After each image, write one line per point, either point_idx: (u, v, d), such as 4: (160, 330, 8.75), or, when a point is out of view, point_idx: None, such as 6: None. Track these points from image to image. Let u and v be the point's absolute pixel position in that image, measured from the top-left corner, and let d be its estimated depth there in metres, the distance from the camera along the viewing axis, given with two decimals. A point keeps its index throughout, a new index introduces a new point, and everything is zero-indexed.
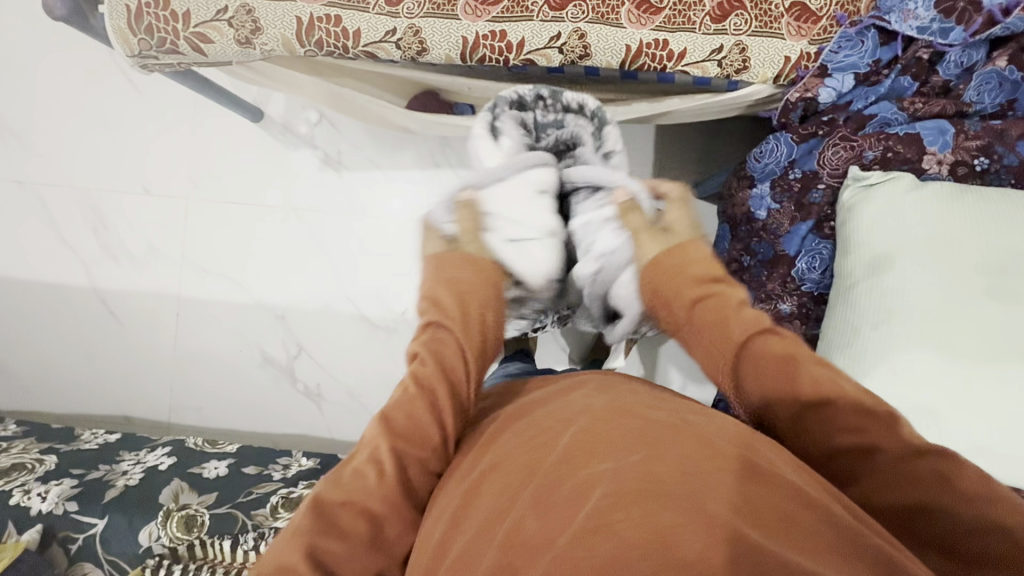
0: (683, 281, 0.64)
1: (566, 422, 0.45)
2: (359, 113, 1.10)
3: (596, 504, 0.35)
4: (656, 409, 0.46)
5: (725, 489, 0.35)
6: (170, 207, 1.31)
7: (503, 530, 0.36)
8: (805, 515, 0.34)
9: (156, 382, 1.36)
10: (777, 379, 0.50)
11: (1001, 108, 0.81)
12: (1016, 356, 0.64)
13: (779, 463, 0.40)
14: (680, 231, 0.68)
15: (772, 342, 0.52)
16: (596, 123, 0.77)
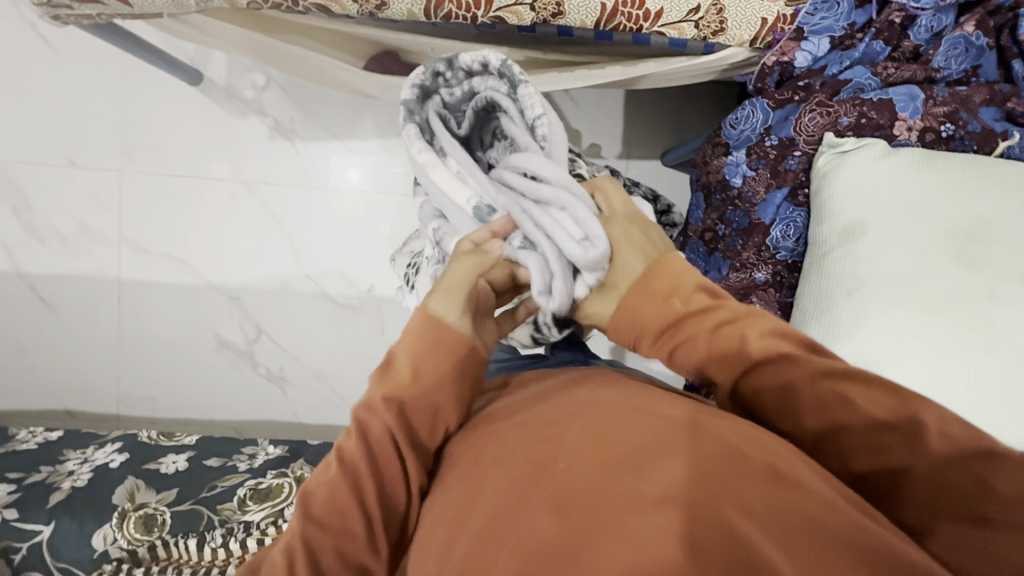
0: (647, 321, 0.49)
1: (578, 411, 0.40)
2: (310, 73, 1.02)
3: (615, 509, 0.31)
4: (673, 402, 0.41)
5: (747, 492, 0.31)
6: (103, 181, 1.21)
7: (505, 537, 0.33)
8: (822, 517, 0.30)
9: (100, 371, 1.28)
10: (775, 400, 0.44)
11: (965, 73, 0.81)
12: (980, 322, 0.66)
13: (795, 459, 0.36)
14: (623, 270, 0.51)
15: (765, 371, 0.44)
16: (507, 79, 0.57)
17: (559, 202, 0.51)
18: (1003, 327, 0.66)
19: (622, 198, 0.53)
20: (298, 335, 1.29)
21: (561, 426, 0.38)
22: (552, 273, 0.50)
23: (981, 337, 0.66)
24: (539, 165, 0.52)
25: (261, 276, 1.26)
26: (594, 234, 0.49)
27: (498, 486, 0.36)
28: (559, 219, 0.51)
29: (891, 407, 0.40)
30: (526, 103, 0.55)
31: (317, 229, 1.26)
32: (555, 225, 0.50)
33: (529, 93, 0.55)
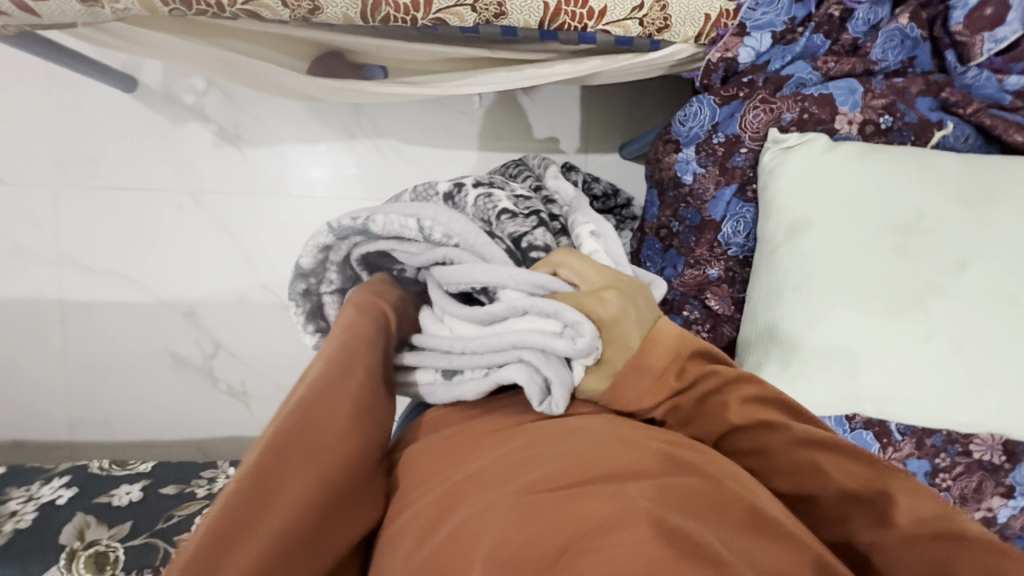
0: (642, 402, 0.47)
1: (561, 433, 0.41)
2: (250, 79, 0.97)
3: (595, 522, 0.31)
4: (644, 428, 0.41)
5: (724, 531, 0.32)
6: (35, 198, 1.13)
7: (482, 539, 0.32)
8: (794, 567, 0.31)
9: (48, 398, 1.22)
10: (750, 464, 0.46)
11: (902, 65, 0.83)
12: (920, 313, 0.68)
13: (768, 496, 0.37)
14: (621, 348, 0.46)
15: (741, 435, 0.46)
16: (355, 227, 0.52)
17: (519, 312, 0.46)
18: (942, 316, 0.68)
19: (592, 265, 0.47)
20: (259, 348, 1.25)
21: (543, 443, 0.39)
22: (547, 377, 0.45)
23: (921, 326, 0.68)
24: (472, 276, 0.48)
25: (215, 290, 1.21)
26: (572, 321, 0.44)
27: (476, 502, 0.36)
28: (526, 324, 0.46)
29: (861, 478, 0.41)
30: (394, 223, 0.51)
31: (272, 238, 1.21)
32: (522, 335, 0.45)
33: (387, 220, 0.51)
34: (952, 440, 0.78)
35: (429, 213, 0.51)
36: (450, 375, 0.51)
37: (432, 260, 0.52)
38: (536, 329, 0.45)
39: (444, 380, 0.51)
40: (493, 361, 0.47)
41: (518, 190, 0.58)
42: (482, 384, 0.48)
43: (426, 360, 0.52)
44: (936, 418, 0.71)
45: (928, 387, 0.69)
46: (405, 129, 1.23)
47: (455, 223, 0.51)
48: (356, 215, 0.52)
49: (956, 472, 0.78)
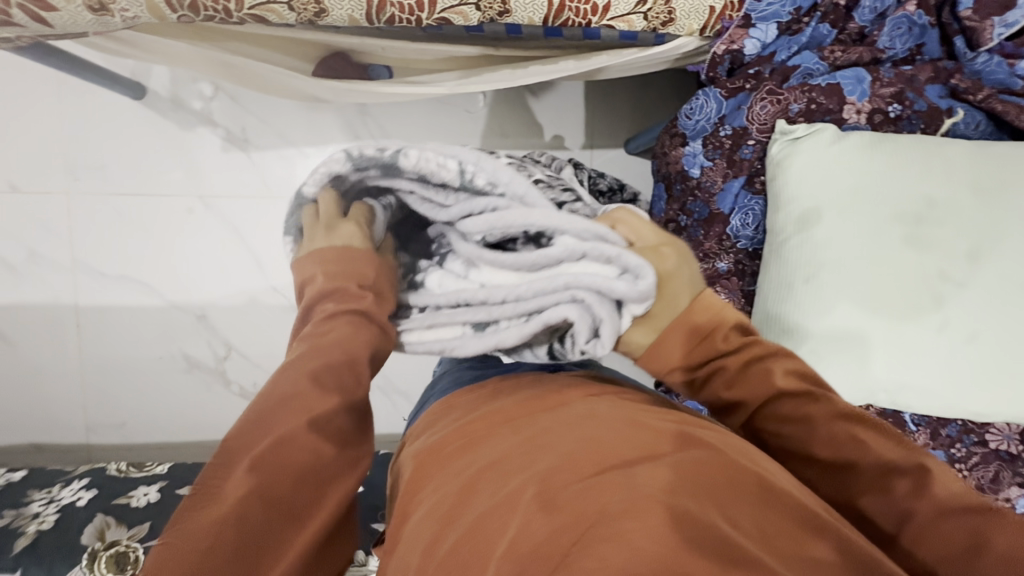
0: (682, 359, 0.48)
1: (571, 423, 0.40)
2: (257, 82, 0.97)
3: (611, 510, 0.31)
4: (656, 416, 0.41)
5: (740, 514, 0.32)
6: (49, 205, 1.15)
7: (497, 536, 0.32)
8: (808, 543, 0.32)
9: (65, 402, 1.23)
10: (790, 433, 0.45)
11: (910, 52, 0.82)
12: (933, 302, 0.68)
13: (783, 475, 0.38)
14: (669, 306, 0.47)
15: (785, 402, 0.45)
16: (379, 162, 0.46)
17: (577, 256, 0.43)
18: (954, 305, 0.67)
19: (644, 222, 0.48)
20: (270, 349, 1.26)
21: (554, 435, 0.39)
22: (601, 319, 0.44)
23: (933, 316, 0.68)
24: (529, 218, 0.43)
25: (226, 292, 1.22)
26: (635, 265, 0.43)
27: (490, 494, 0.35)
28: (584, 268, 0.44)
29: (899, 453, 0.42)
30: (429, 160, 0.45)
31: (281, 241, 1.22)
32: (581, 277, 0.43)
33: (422, 156, 0.45)
34: (966, 430, 0.77)
35: (472, 158, 0.45)
36: (481, 326, 0.46)
37: (464, 213, 0.46)
38: (595, 273, 0.43)
39: (474, 334, 0.46)
40: (542, 306, 0.44)
41: (546, 169, 0.56)
42: (525, 332, 0.44)
43: (450, 313, 0.47)
44: (951, 408, 0.70)
45: (943, 376, 0.68)
46: (410, 128, 1.23)
47: (499, 171, 0.46)
48: (384, 146, 0.46)
49: (972, 462, 0.78)
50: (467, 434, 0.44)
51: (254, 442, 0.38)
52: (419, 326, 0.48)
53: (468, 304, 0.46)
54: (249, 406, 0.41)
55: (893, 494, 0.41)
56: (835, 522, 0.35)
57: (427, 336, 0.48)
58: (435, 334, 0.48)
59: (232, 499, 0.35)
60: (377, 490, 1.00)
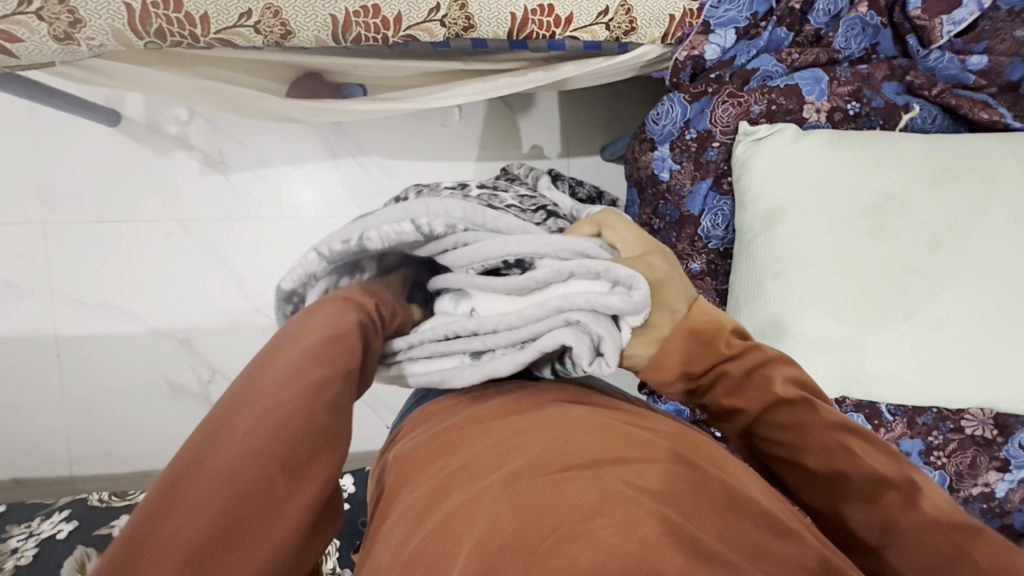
0: (688, 365, 0.47)
1: (545, 424, 0.40)
2: (234, 106, 0.98)
3: (584, 505, 0.31)
4: (631, 423, 0.42)
5: (703, 516, 0.33)
6: (25, 236, 1.14)
7: (469, 530, 0.32)
8: (774, 543, 0.32)
9: (45, 434, 1.21)
10: (788, 440, 0.44)
11: (865, 52, 0.85)
12: (896, 292, 0.69)
13: (752, 481, 0.39)
14: (667, 312, 0.45)
15: (781, 410, 0.45)
16: (350, 244, 0.46)
17: (565, 275, 0.43)
18: (917, 295, 0.69)
19: (633, 234, 0.49)
20: None
21: (530, 434, 0.39)
22: (598, 337, 0.42)
23: (899, 306, 0.69)
24: (522, 246, 0.44)
25: (208, 316, 1.22)
26: (625, 277, 0.42)
27: (462, 493, 0.35)
28: (575, 285, 0.43)
29: (891, 466, 0.42)
30: (396, 236, 0.46)
31: (262, 261, 1.22)
32: (572, 297, 0.42)
33: (383, 233, 0.46)
34: (942, 418, 0.79)
35: (425, 208, 0.45)
36: (479, 356, 0.46)
37: (438, 249, 0.49)
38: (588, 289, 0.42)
39: (471, 363, 0.46)
40: (538, 330, 0.43)
41: (520, 191, 0.56)
42: (520, 358, 0.43)
43: (444, 348, 0.46)
44: (921, 395, 0.72)
45: (912, 365, 0.70)
46: (388, 144, 1.24)
47: (454, 210, 0.46)
48: (347, 235, 0.46)
49: (949, 449, 0.79)
50: (443, 434, 0.44)
51: (241, 415, 0.32)
52: (422, 356, 0.48)
53: (456, 337, 0.46)
54: (226, 395, 0.34)
55: (886, 503, 0.40)
56: (799, 524, 0.36)
57: (427, 369, 0.48)
58: (426, 375, 0.48)
59: (224, 468, 0.29)
60: (364, 506, 0.99)
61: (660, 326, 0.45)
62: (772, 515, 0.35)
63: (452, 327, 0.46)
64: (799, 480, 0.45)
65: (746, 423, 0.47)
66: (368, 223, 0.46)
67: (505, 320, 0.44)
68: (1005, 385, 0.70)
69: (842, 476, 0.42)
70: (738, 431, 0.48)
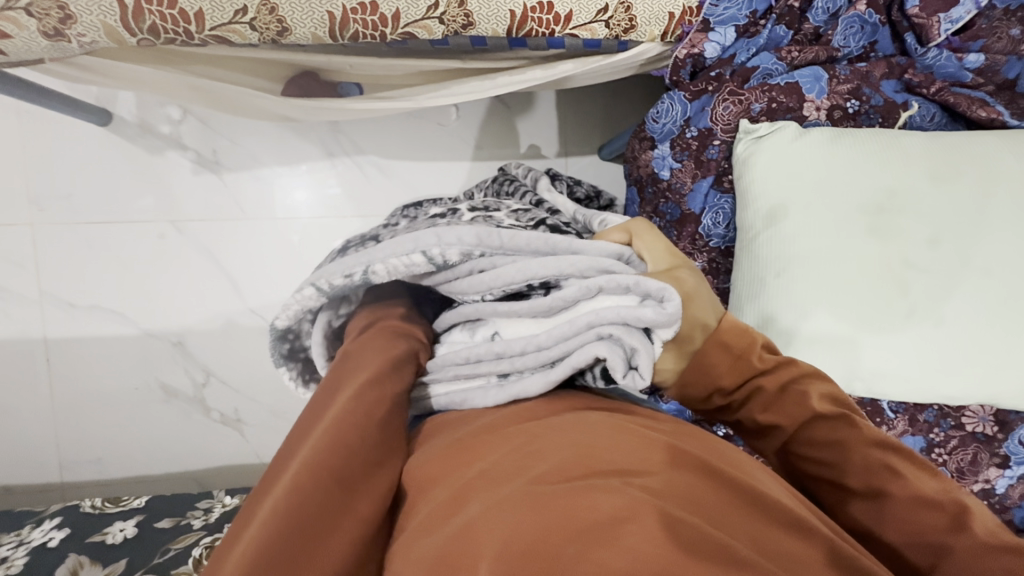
0: (719, 378, 0.46)
1: (561, 429, 0.39)
2: (228, 104, 0.97)
3: (609, 512, 0.30)
4: (647, 428, 0.41)
5: (729, 525, 0.32)
6: (13, 238, 1.12)
7: (490, 533, 0.31)
8: (801, 552, 0.32)
9: (35, 440, 1.19)
10: (828, 458, 0.44)
11: (864, 50, 0.85)
12: (899, 290, 0.69)
13: (776, 485, 0.38)
14: (696, 326, 0.45)
15: (820, 427, 0.44)
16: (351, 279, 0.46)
17: (594, 292, 0.43)
18: (920, 292, 0.69)
19: (663, 245, 0.48)
20: (249, 373, 1.23)
21: (548, 438, 0.38)
22: (631, 349, 0.42)
23: (901, 304, 0.69)
24: (544, 269, 0.44)
25: (202, 318, 1.20)
26: (656, 289, 0.41)
27: (479, 499, 0.34)
28: (601, 303, 0.44)
29: (932, 484, 0.42)
30: (402, 267, 0.45)
31: (256, 261, 1.20)
32: (602, 313, 0.42)
33: (389, 267, 0.45)
34: (944, 415, 0.79)
35: (433, 237, 0.44)
36: (505, 376, 0.47)
37: (447, 278, 0.48)
38: (616, 305, 0.43)
39: (497, 383, 0.48)
40: (567, 349, 0.44)
41: (515, 207, 0.54)
42: (548, 377, 0.44)
43: (469, 369, 0.48)
44: (924, 393, 0.72)
45: (916, 362, 0.70)
46: (384, 143, 1.23)
47: (459, 236, 0.44)
48: (350, 270, 0.46)
49: (951, 446, 0.79)
50: (456, 440, 0.43)
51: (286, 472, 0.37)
52: (445, 378, 0.50)
53: (481, 360, 0.48)
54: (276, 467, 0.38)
55: (932, 523, 0.40)
56: (823, 527, 0.35)
57: (450, 390, 0.50)
58: (448, 394, 0.50)
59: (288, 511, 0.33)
60: None
61: (692, 339, 0.45)
62: (798, 521, 0.34)
63: (473, 353, 0.47)
64: (838, 499, 0.44)
65: (783, 441, 0.46)
66: (373, 257, 0.45)
67: (527, 344, 0.45)
68: (1007, 382, 0.70)
69: (885, 495, 0.42)
70: (774, 449, 0.48)
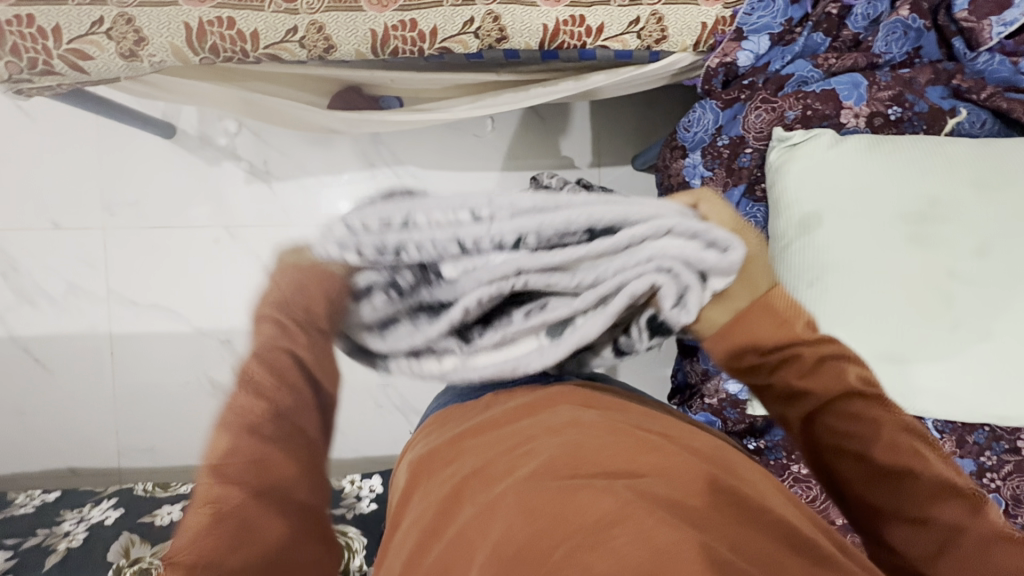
0: (763, 339, 0.43)
1: (555, 428, 0.41)
2: (278, 117, 1.03)
3: (597, 514, 0.31)
4: (639, 427, 0.42)
5: (724, 527, 0.32)
6: (87, 239, 1.23)
7: (488, 539, 0.32)
8: (800, 558, 0.31)
9: (98, 426, 1.29)
10: (857, 431, 0.43)
11: (908, 56, 0.82)
12: (942, 303, 0.66)
13: (780, 496, 0.38)
14: (749, 284, 0.42)
15: (855, 402, 0.43)
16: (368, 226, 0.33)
17: (660, 232, 0.36)
18: (964, 305, 0.66)
19: (731, 210, 0.40)
20: None
21: (538, 440, 0.39)
22: (685, 287, 0.37)
23: (946, 316, 0.66)
24: (603, 211, 0.34)
25: None
26: (724, 237, 0.37)
27: (476, 499, 0.36)
28: (666, 246, 0.36)
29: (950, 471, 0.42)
30: (448, 249, 0.33)
31: None
32: (668, 248, 0.36)
33: (433, 221, 0.33)
34: (996, 437, 0.74)
35: (496, 199, 0.33)
36: (558, 331, 0.38)
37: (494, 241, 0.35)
38: (682, 244, 0.36)
39: (551, 341, 0.38)
40: (621, 280, 0.36)
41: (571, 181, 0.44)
42: (602, 319, 0.36)
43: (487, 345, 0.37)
44: (971, 411, 0.68)
45: (958, 378, 0.67)
46: (423, 154, 1.28)
47: (515, 196, 0.33)
48: (384, 215, 0.33)
49: (1004, 471, 0.74)
50: (459, 440, 0.45)
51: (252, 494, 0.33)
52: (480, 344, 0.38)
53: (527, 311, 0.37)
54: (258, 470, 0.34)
55: (946, 509, 0.40)
56: (826, 538, 0.35)
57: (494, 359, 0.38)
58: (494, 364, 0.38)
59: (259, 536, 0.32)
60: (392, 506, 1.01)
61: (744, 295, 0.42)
62: (800, 530, 0.34)
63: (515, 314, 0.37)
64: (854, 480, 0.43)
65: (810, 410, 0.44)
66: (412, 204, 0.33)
67: (579, 298, 0.36)
68: None
69: (908, 480, 0.41)
70: (798, 417, 0.46)
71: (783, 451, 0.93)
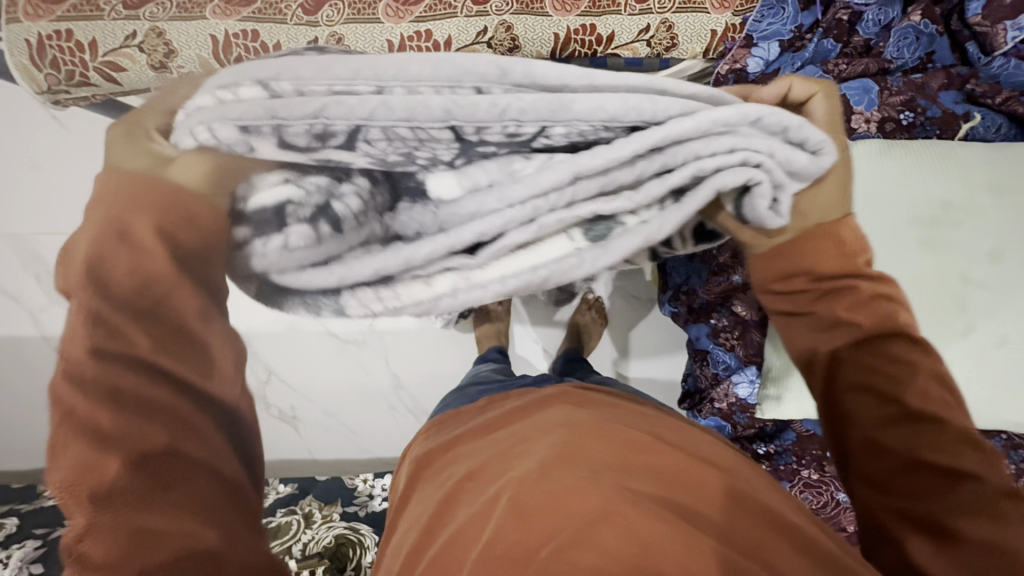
0: (820, 263, 0.52)
1: (554, 432, 0.51)
2: None
3: (589, 511, 0.41)
4: (624, 430, 0.52)
5: (704, 516, 0.42)
6: None
7: (496, 528, 0.42)
8: (765, 538, 0.42)
9: None
10: (891, 370, 0.52)
11: (920, 61, 0.82)
12: (957, 307, 0.66)
13: (769, 493, 0.49)
14: (821, 206, 0.50)
15: (897, 346, 0.53)
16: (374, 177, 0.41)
17: (749, 119, 0.41)
18: (977, 309, 0.66)
19: (829, 110, 0.50)
20: None
21: (537, 444, 0.49)
22: (777, 187, 0.45)
23: (957, 321, 0.66)
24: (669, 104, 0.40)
25: None
26: (819, 140, 0.44)
27: (490, 494, 0.46)
28: (757, 130, 0.42)
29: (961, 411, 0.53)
30: (373, 144, 0.38)
31: None
32: (753, 141, 0.42)
33: (499, 132, 0.39)
34: (1012, 444, 0.74)
35: (389, 72, 0.37)
36: (602, 237, 0.44)
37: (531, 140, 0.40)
38: (768, 139, 0.43)
39: (589, 247, 0.44)
40: (699, 167, 0.42)
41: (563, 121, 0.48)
42: (682, 207, 0.43)
43: (534, 246, 0.43)
44: (986, 416, 0.68)
45: (973, 383, 0.67)
46: None
47: (479, 69, 0.38)
48: (316, 121, 0.36)
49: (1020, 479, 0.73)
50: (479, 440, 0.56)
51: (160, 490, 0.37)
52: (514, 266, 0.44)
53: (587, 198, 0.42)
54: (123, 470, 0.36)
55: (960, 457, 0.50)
56: (791, 515, 0.47)
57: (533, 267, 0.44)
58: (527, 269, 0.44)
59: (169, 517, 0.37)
60: None
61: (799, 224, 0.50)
62: (775, 514, 0.45)
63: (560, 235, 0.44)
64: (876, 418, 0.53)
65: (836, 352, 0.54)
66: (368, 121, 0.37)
67: (658, 182, 0.42)
68: None
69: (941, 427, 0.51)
70: (827, 356, 0.55)
71: (793, 458, 0.98)
